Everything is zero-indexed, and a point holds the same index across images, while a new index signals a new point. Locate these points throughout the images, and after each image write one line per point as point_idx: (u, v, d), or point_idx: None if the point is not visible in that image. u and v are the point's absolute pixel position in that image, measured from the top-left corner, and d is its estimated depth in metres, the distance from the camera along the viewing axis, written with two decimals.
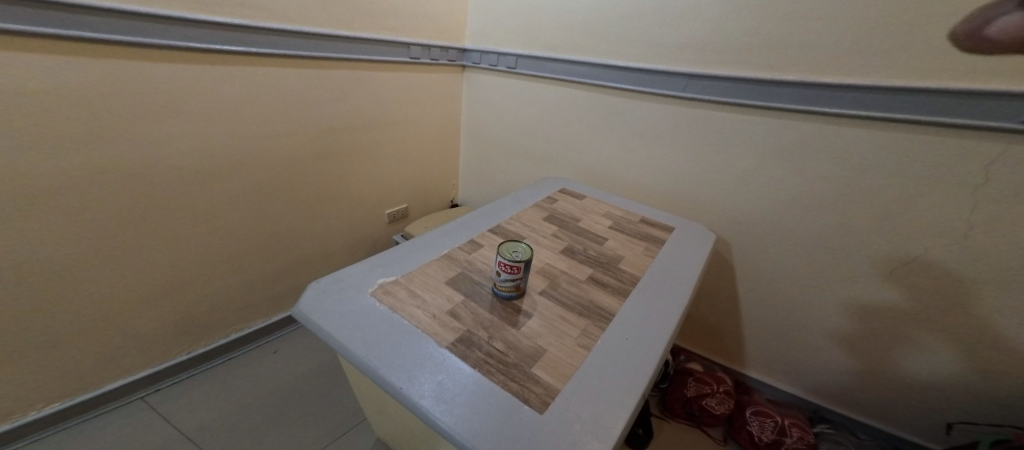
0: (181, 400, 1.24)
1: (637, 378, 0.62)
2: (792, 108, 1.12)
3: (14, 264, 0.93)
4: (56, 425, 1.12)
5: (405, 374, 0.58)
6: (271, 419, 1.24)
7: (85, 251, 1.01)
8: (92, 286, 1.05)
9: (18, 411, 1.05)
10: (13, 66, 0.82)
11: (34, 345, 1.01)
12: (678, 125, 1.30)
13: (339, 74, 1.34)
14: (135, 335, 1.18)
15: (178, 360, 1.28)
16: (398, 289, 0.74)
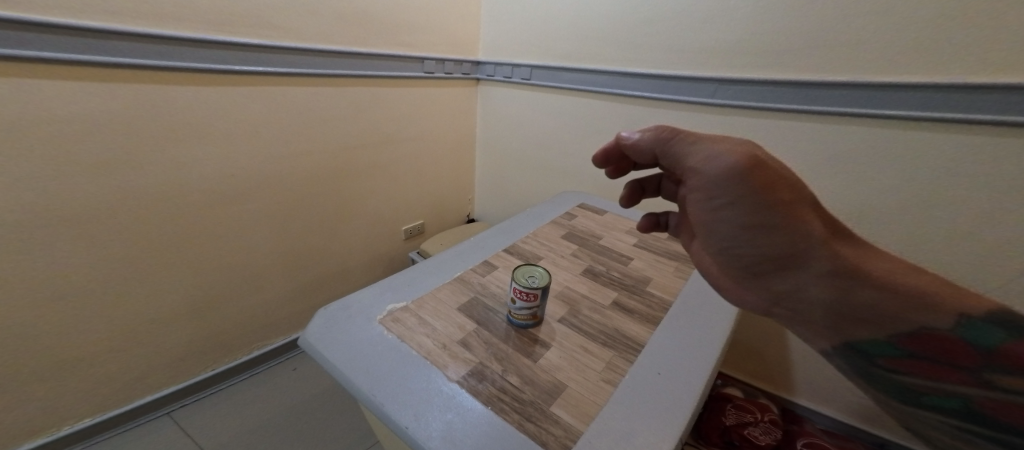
0: (205, 416, 1.29)
1: (670, 415, 0.55)
2: (847, 111, 1.02)
3: (47, 282, 0.96)
4: (88, 440, 1.16)
5: (412, 412, 0.54)
6: (289, 436, 1.26)
7: (116, 267, 1.05)
8: (121, 300, 1.09)
9: (54, 424, 1.09)
10: (52, 92, 0.86)
11: (68, 359, 1.05)
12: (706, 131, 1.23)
13: (355, 91, 1.36)
14: (162, 348, 1.21)
15: (203, 376, 1.33)
16: (408, 317, 0.71)
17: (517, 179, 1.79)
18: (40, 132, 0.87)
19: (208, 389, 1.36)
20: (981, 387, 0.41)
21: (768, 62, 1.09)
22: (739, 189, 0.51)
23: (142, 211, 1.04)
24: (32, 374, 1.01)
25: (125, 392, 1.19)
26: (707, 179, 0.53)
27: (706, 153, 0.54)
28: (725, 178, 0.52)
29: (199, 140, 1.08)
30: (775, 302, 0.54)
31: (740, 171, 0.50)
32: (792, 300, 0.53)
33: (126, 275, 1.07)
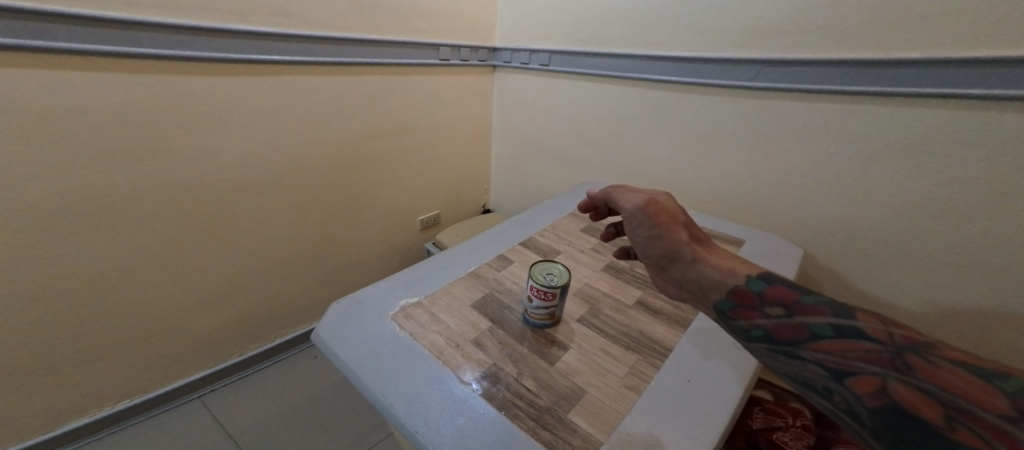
0: (233, 401, 1.31)
1: (698, 428, 0.50)
2: (908, 91, 0.87)
3: (73, 272, 0.97)
4: (128, 420, 1.20)
5: (421, 416, 0.51)
6: (308, 425, 1.26)
7: (144, 256, 1.06)
8: (148, 289, 1.10)
9: (96, 405, 1.13)
10: (74, 84, 0.86)
11: (98, 346, 1.07)
12: (745, 118, 1.10)
13: (369, 79, 1.33)
14: (188, 337, 1.23)
15: (232, 362, 1.36)
16: (421, 313, 0.68)
17: (534, 169, 1.74)
18: (62, 125, 0.87)
19: (236, 374, 1.39)
20: (763, 316, 0.48)
21: (821, 40, 0.95)
22: (642, 215, 0.63)
23: (166, 202, 1.05)
24: (60, 362, 1.03)
25: (150, 380, 1.20)
26: (625, 212, 0.65)
27: (620, 194, 0.67)
28: (635, 206, 0.64)
29: (216, 132, 1.07)
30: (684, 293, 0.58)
31: (640, 205, 0.64)
32: (690, 290, 0.57)
33: (152, 266, 1.09)
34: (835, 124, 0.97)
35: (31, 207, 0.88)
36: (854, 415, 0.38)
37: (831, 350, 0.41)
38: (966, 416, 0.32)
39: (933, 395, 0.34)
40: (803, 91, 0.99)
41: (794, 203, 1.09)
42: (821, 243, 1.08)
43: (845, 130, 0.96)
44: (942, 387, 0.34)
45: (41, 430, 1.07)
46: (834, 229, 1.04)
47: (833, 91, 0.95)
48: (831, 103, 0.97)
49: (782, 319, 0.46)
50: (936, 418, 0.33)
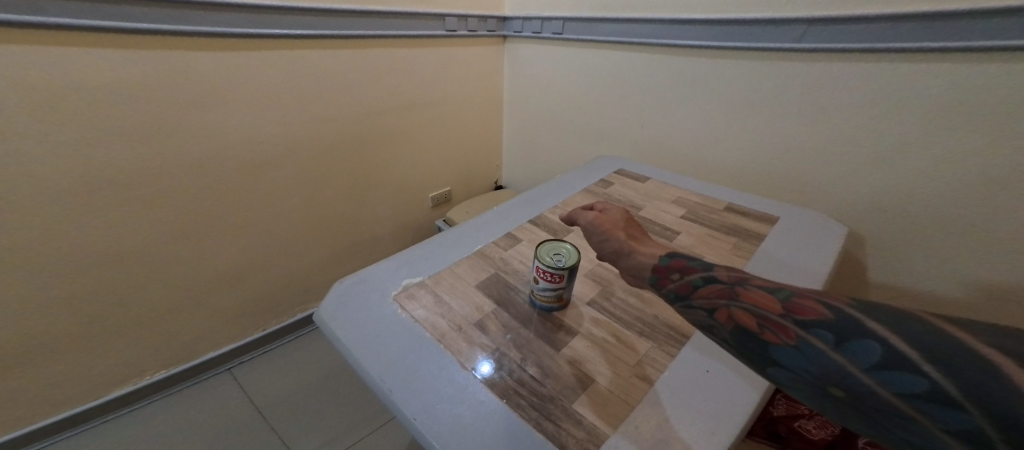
0: (261, 373, 1.34)
1: (716, 423, 0.46)
2: (988, 46, 0.75)
3: (96, 250, 0.98)
4: (168, 389, 1.24)
5: (419, 403, 0.48)
6: (327, 398, 1.27)
7: (165, 235, 1.06)
8: (169, 267, 1.10)
9: (136, 375, 1.17)
10: (74, 61, 0.83)
11: (124, 323, 1.09)
12: (785, 83, 0.99)
13: (373, 53, 1.27)
14: (211, 314, 1.24)
15: (257, 336, 1.38)
16: (424, 294, 0.65)
17: (549, 144, 1.66)
18: (68, 103, 0.84)
19: (263, 347, 1.41)
20: (669, 280, 0.48)
21: None
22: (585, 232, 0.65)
23: (179, 179, 1.03)
24: (84, 339, 1.04)
25: (171, 358, 1.22)
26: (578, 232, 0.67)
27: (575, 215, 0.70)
28: (586, 218, 0.65)
29: (221, 109, 1.04)
30: (627, 276, 0.55)
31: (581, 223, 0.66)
32: (635, 274, 0.54)
33: (171, 245, 1.08)
34: (890, 87, 0.86)
35: (48, 187, 0.87)
36: (723, 344, 0.41)
37: (703, 293, 0.44)
38: (769, 322, 0.37)
39: (751, 311, 0.39)
40: (856, 50, 0.88)
41: (839, 176, 0.98)
42: (868, 219, 0.98)
43: (903, 91, 0.85)
44: (754, 304, 0.39)
45: (70, 406, 1.09)
46: (883, 204, 0.94)
47: (890, 49, 0.84)
48: (890, 63, 0.85)
49: (675, 280, 0.47)
50: (753, 327, 0.38)
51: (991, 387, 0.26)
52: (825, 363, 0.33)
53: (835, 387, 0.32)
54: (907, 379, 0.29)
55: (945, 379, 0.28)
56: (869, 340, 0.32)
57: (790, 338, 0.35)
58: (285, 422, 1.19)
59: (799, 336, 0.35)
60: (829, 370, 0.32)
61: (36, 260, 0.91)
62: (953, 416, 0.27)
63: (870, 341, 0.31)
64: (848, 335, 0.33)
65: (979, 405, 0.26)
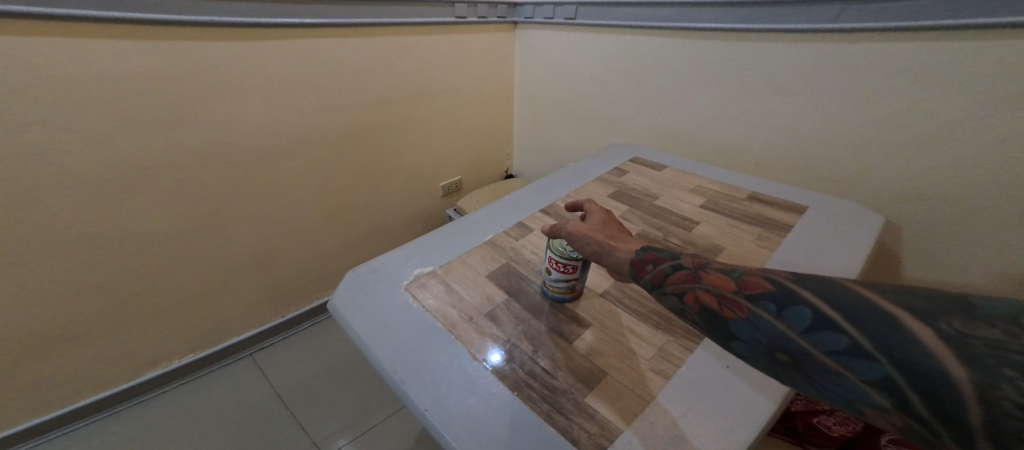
0: (280, 359, 1.36)
1: (736, 420, 0.44)
2: None
3: (119, 240, 0.99)
4: (193, 373, 1.27)
5: (431, 394, 0.48)
6: (344, 384, 1.28)
7: (185, 226, 1.07)
8: (189, 257, 1.11)
9: (164, 359, 1.20)
10: (88, 53, 0.82)
11: (147, 311, 1.11)
12: (815, 67, 0.94)
13: (383, 41, 1.26)
14: (231, 302, 1.26)
15: (276, 323, 1.40)
16: (435, 284, 0.64)
17: (562, 132, 1.64)
18: (84, 95, 0.84)
19: (282, 334, 1.44)
20: (645, 271, 0.47)
21: None
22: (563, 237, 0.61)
23: (197, 170, 1.03)
24: (110, 327, 1.06)
25: (191, 345, 1.24)
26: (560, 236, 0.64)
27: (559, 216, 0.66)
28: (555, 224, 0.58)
29: (235, 100, 1.03)
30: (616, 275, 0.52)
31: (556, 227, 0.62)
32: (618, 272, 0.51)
33: (191, 235, 1.09)
34: (934, 69, 0.80)
35: (70, 179, 0.87)
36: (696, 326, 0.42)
37: (673, 280, 0.43)
38: (725, 299, 0.39)
39: (709, 291, 0.40)
40: (894, 29, 0.82)
41: (874, 162, 0.93)
42: (902, 208, 0.93)
43: (948, 73, 0.79)
44: (712, 284, 0.40)
45: (98, 391, 1.12)
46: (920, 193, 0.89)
47: (931, 28, 0.78)
48: (934, 42, 0.79)
49: (644, 270, 0.47)
50: (714, 306, 0.39)
51: (898, 341, 0.29)
52: (772, 332, 0.35)
53: (783, 352, 0.35)
54: (833, 338, 0.32)
55: (860, 336, 0.31)
56: (801, 306, 0.34)
57: (743, 312, 0.37)
58: (304, 408, 1.21)
59: (750, 309, 0.37)
60: (775, 337, 0.35)
61: (62, 251, 0.92)
62: (868, 367, 0.30)
63: (803, 307, 0.34)
64: (786, 302, 0.35)
65: (890, 356, 0.29)
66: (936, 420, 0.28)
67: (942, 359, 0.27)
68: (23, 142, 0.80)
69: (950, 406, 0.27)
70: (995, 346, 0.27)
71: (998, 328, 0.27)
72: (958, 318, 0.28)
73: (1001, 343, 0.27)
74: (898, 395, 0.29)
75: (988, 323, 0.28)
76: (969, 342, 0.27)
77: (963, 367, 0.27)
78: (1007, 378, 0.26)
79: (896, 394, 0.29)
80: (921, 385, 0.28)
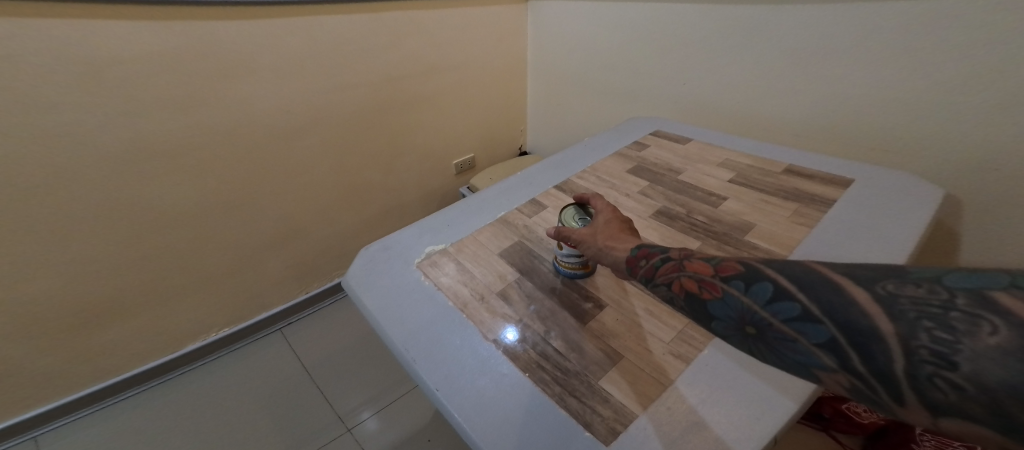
0: (306, 334, 1.39)
1: (763, 407, 0.41)
2: None
3: (148, 219, 1.01)
4: (227, 347, 1.32)
5: (442, 373, 0.46)
6: (366, 360, 1.31)
7: (210, 206, 1.09)
8: (214, 236, 1.13)
9: (200, 333, 1.25)
10: (101, 34, 0.81)
11: (179, 288, 1.14)
12: (859, 30, 0.83)
13: (392, 16, 1.22)
14: (255, 280, 1.29)
15: (300, 299, 1.43)
16: (446, 262, 0.62)
17: (578, 106, 1.57)
18: (104, 77, 0.84)
19: (307, 311, 1.46)
20: (637, 268, 0.43)
21: None
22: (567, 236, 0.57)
23: (216, 150, 1.04)
24: (145, 303, 1.10)
25: (219, 322, 1.27)
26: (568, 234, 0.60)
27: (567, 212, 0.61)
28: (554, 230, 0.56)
29: (249, 80, 1.02)
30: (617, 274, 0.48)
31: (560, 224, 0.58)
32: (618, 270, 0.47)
33: (214, 214, 1.11)
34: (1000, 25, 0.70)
35: (98, 159, 0.89)
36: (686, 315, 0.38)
37: (663, 271, 0.40)
38: (704, 281, 0.36)
39: (691, 277, 0.37)
40: None
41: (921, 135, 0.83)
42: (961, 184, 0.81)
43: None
44: (693, 270, 0.37)
45: (135, 364, 1.17)
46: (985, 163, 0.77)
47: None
48: None
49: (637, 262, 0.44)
50: (694, 290, 0.36)
51: (836, 302, 0.27)
52: (740, 307, 0.33)
53: (749, 326, 0.32)
54: (787, 306, 0.30)
55: (810, 301, 0.29)
56: (764, 280, 0.32)
57: (716, 291, 0.34)
58: (329, 382, 1.24)
59: (722, 288, 0.34)
60: (742, 312, 0.32)
61: (92, 232, 0.94)
62: (814, 329, 0.28)
63: (764, 281, 0.32)
64: (755, 278, 0.33)
65: (832, 316, 0.27)
66: (871, 375, 0.25)
67: (871, 314, 0.26)
68: (48, 126, 0.82)
69: (879, 357, 0.25)
70: (921, 302, 0.25)
71: (925, 287, 0.25)
72: (891, 280, 0.26)
73: (924, 300, 0.25)
74: (840, 356, 0.27)
75: (915, 282, 0.26)
76: (895, 299, 0.25)
77: (889, 320, 0.25)
78: (923, 329, 0.24)
79: (839, 354, 0.27)
80: (855, 341, 0.26)
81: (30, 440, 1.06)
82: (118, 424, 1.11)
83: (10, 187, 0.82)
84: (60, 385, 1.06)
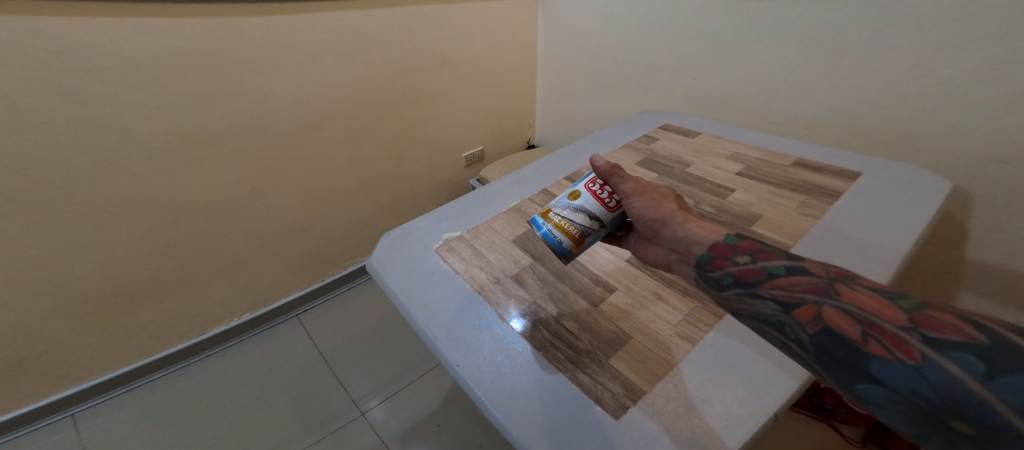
0: (322, 321, 1.43)
1: (764, 386, 0.44)
2: None
3: (177, 208, 1.05)
4: (248, 332, 1.37)
5: (462, 351, 0.49)
6: (379, 347, 1.35)
7: (235, 196, 1.13)
8: (237, 225, 1.17)
9: (223, 317, 1.30)
10: (136, 31, 0.84)
11: (203, 275, 1.18)
12: (874, 19, 0.83)
13: (408, 10, 1.24)
14: (274, 268, 1.33)
15: (315, 287, 1.47)
16: (463, 247, 0.65)
17: (587, 100, 1.59)
18: (139, 71, 0.88)
19: (322, 298, 1.51)
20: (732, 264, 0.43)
21: None
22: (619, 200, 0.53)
23: (239, 142, 1.07)
24: (171, 288, 1.15)
25: (241, 307, 1.32)
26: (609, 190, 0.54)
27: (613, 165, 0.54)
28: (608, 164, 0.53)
29: (271, 74, 1.05)
30: (669, 255, 0.50)
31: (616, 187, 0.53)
32: (679, 250, 0.48)
33: (236, 204, 1.14)
34: (1016, 17, 0.69)
35: (132, 149, 0.93)
36: (799, 346, 0.36)
37: (781, 283, 0.39)
38: (880, 332, 0.32)
39: (848, 314, 0.34)
40: None
41: (932, 128, 0.83)
42: (970, 175, 0.81)
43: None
44: (860, 308, 0.34)
45: (164, 346, 1.22)
46: (993, 157, 0.78)
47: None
48: None
49: (746, 264, 0.42)
50: (852, 333, 0.33)
51: None
52: (944, 388, 0.28)
53: (959, 418, 0.27)
54: None
55: None
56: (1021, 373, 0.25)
57: (912, 357, 0.29)
58: (343, 368, 1.28)
59: (919, 356, 0.29)
60: (950, 396, 0.27)
61: (123, 220, 0.99)
62: None
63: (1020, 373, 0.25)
64: (997, 364, 0.26)
65: None
66: None
67: None
68: (87, 118, 0.86)
69: None
70: None
71: None
72: None
73: None
74: None
75: None
76: None
77: None
78: None
79: None
80: None
81: (69, 417, 1.12)
82: (150, 404, 1.17)
83: (50, 176, 0.86)
84: (94, 365, 1.12)
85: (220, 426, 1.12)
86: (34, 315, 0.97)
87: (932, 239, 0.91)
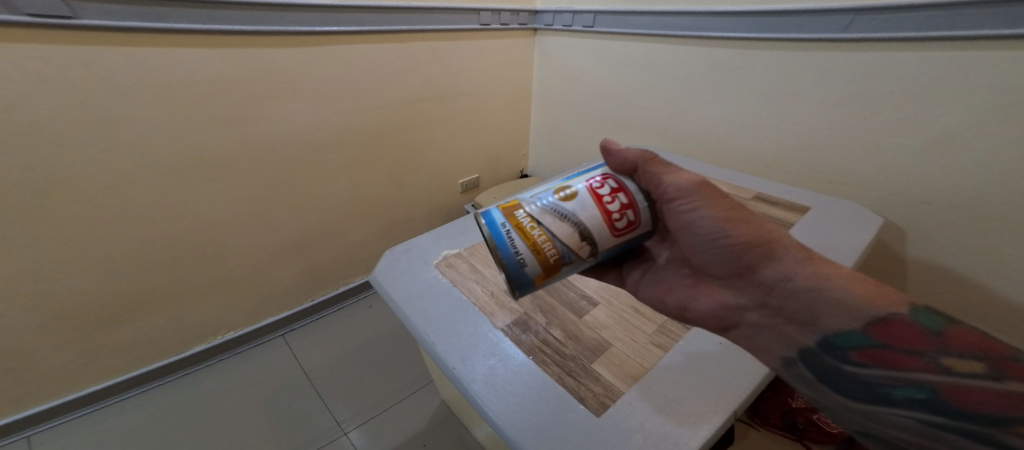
0: (310, 340, 1.45)
1: (722, 389, 0.51)
2: None
3: (177, 225, 1.08)
4: (233, 349, 1.38)
5: (459, 355, 0.55)
6: (366, 368, 1.37)
7: (236, 215, 1.17)
8: (233, 244, 1.21)
9: (210, 334, 1.31)
10: (167, 60, 0.91)
11: (196, 291, 1.21)
12: (828, 74, 0.94)
13: (415, 46, 1.33)
14: (266, 286, 1.36)
15: (305, 306, 1.50)
16: (461, 264, 0.71)
17: (577, 134, 1.69)
18: (159, 97, 0.93)
19: (311, 317, 1.53)
20: (939, 372, 0.40)
21: None
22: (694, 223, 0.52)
23: (246, 163, 1.12)
24: (162, 303, 1.16)
25: (229, 324, 1.34)
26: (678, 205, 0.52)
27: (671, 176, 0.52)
28: (688, 182, 0.51)
29: (283, 101, 1.12)
30: (749, 310, 0.52)
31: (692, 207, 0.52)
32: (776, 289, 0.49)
33: (235, 224, 1.18)
34: (946, 79, 0.80)
35: (142, 170, 0.97)
36: None
37: None
38: None
39: None
40: (914, 42, 0.82)
41: (874, 171, 0.94)
42: (907, 213, 0.92)
43: (961, 89, 0.79)
44: None
45: (145, 363, 1.23)
46: (922, 197, 0.89)
47: (937, 38, 0.79)
48: (958, 54, 0.78)
49: (983, 381, 0.38)
50: None
51: None
52: None
53: None
54: None
55: None
56: None
57: None
58: (330, 387, 1.30)
59: None
60: None
61: (122, 237, 1.02)
62: None
63: None
64: None
65: None
66: None
67: None
68: (103, 139, 0.90)
69: None
70: None
71: None
72: None
73: None
74: None
75: None
76: None
77: None
78: None
79: None
80: None
81: (24, 438, 1.10)
82: (124, 423, 1.16)
83: (59, 194, 0.89)
84: (69, 381, 1.12)
85: (197, 446, 1.12)
86: (22, 328, 0.98)
87: (881, 271, 1.01)
